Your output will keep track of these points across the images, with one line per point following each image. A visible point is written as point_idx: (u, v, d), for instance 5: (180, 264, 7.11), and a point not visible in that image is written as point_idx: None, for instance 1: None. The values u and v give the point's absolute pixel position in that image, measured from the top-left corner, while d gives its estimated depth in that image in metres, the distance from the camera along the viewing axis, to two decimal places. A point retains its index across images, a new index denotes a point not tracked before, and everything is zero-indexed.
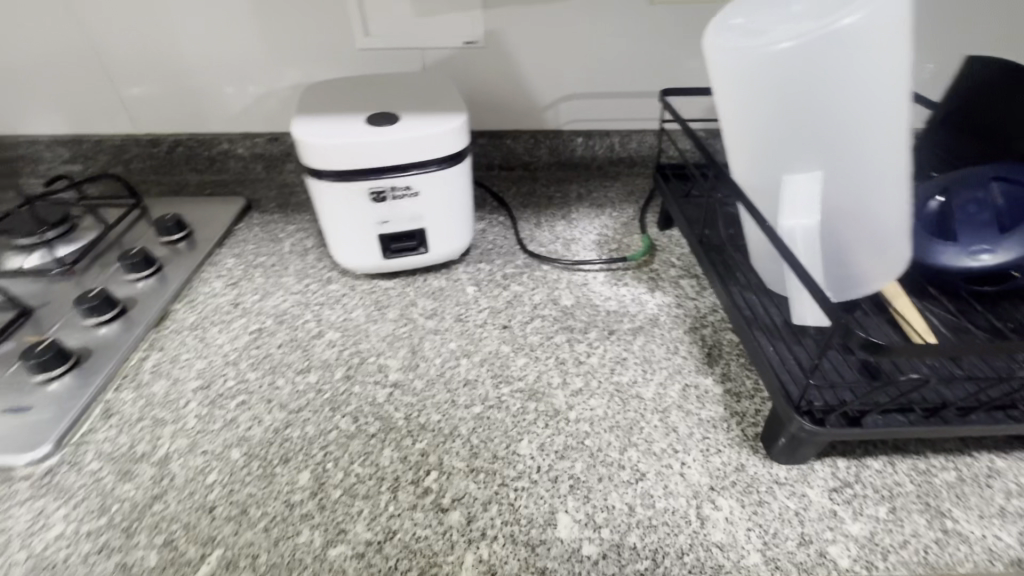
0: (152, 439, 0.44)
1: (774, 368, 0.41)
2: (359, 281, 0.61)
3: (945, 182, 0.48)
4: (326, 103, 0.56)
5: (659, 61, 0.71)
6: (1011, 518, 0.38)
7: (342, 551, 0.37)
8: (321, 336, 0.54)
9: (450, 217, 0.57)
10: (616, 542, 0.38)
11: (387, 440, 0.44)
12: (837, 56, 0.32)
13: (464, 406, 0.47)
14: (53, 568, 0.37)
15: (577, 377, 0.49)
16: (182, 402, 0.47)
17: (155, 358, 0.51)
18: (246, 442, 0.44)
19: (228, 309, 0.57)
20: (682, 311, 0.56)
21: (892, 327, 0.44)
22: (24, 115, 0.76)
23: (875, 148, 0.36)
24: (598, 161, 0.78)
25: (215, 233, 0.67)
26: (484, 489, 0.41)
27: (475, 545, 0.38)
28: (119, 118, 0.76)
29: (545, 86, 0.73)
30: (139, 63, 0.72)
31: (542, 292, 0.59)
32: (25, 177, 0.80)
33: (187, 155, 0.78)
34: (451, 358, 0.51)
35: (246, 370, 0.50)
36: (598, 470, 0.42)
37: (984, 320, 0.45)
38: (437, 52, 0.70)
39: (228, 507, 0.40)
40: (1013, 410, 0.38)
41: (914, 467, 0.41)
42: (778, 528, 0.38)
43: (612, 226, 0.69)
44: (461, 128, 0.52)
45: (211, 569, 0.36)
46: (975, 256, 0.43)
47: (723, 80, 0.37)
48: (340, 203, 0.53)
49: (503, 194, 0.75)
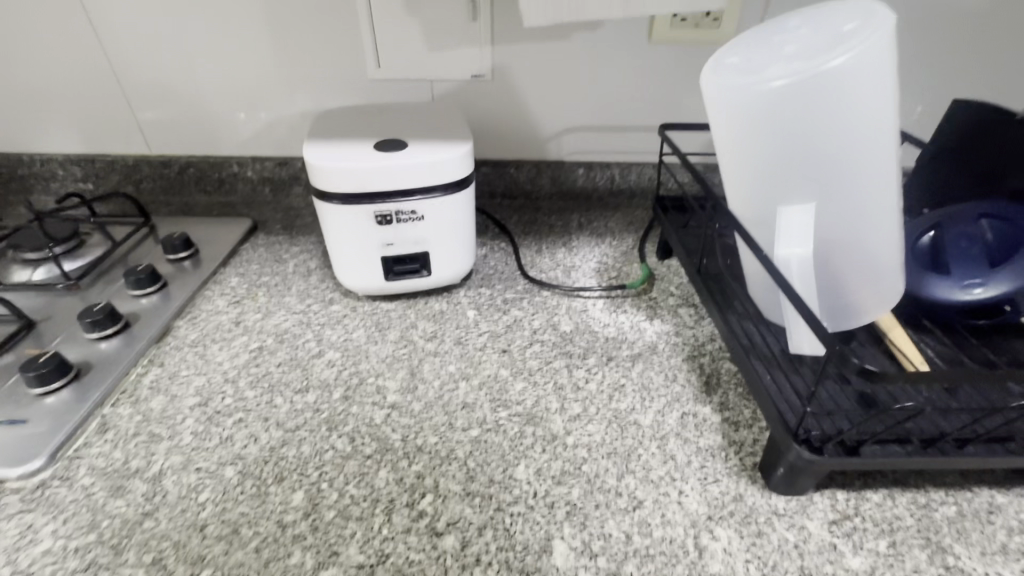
0: (146, 455, 0.44)
1: (772, 396, 0.41)
2: (361, 302, 0.61)
3: (936, 216, 0.49)
4: (337, 129, 0.57)
5: (658, 97, 0.73)
6: (1014, 556, 0.38)
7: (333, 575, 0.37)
8: (321, 356, 0.54)
9: (453, 241, 0.58)
10: (612, 571, 0.37)
11: (383, 462, 0.44)
12: (829, 93, 0.34)
13: (462, 429, 0.47)
14: None
15: (576, 402, 0.49)
16: (178, 418, 0.47)
17: (153, 374, 0.51)
18: (241, 460, 0.44)
19: (229, 327, 0.57)
20: (680, 339, 0.56)
21: (888, 357, 0.44)
22: (40, 136, 0.78)
23: (867, 181, 0.37)
24: (599, 191, 0.80)
25: (221, 252, 0.69)
26: (480, 513, 0.40)
27: (469, 571, 0.37)
28: (132, 140, 0.79)
29: (549, 118, 0.76)
30: (156, 89, 0.75)
31: (542, 317, 0.60)
32: (38, 194, 0.82)
33: (197, 176, 0.80)
34: (450, 381, 0.52)
35: (244, 388, 0.50)
36: (595, 497, 0.41)
37: (980, 353, 0.46)
38: (446, 84, 0.73)
39: (220, 527, 0.39)
40: (1011, 443, 0.38)
41: (914, 500, 0.41)
42: (777, 560, 0.38)
43: (611, 254, 0.70)
44: (466, 156, 0.54)
45: None
46: (967, 290, 0.44)
47: (720, 115, 0.38)
48: (346, 225, 0.54)
49: (505, 221, 0.77)
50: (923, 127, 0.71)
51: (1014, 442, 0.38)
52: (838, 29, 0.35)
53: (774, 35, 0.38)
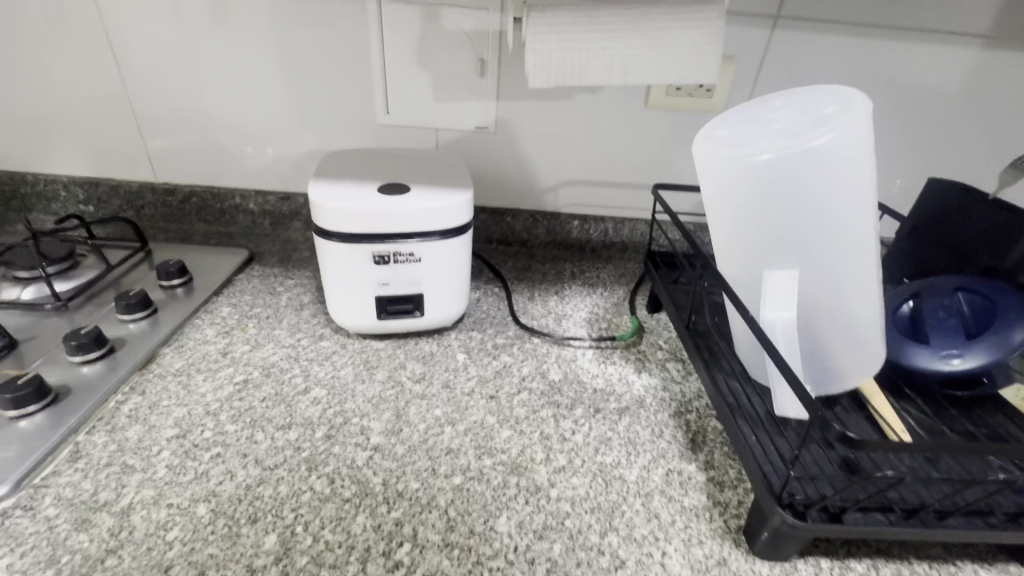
0: (116, 487, 0.42)
1: (756, 458, 0.41)
2: (352, 340, 0.61)
3: (914, 287, 0.51)
4: (343, 170, 0.59)
5: (652, 159, 0.77)
6: None
7: None
8: (307, 393, 0.53)
9: (448, 285, 0.59)
10: None
11: (361, 506, 0.43)
12: (813, 169, 0.36)
13: (445, 475, 0.46)
14: None
15: (561, 454, 0.49)
16: (155, 449, 0.46)
17: (134, 402, 0.50)
18: (215, 497, 0.42)
19: (216, 358, 0.57)
20: (667, 394, 0.57)
21: (872, 424, 0.45)
22: (48, 157, 0.80)
23: (851, 251, 0.38)
24: (593, 243, 0.83)
25: (215, 281, 0.69)
26: (457, 566, 0.39)
27: None
28: (140, 166, 0.80)
29: (548, 171, 0.79)
30: (169, 117, 0.77)
31: (531, 365, 0.60)
32: (38, 214, 0.82)
33: (199, 206, 0.81)
34: (436, 426, 0.51)
35: (225, 422, 0.49)
36: (577, 554, 0.41)
37: (960, 422, 0.46)
38: (451, 133, 0.76)
39: (185, 568, 0.37)
40: (991, 517, 0.38)
41: (898, 572, 0.40)
42: None
43: (602, 305, 0.71)
44: (466, 204, 0.56)
45: None
46: (946, 361, 0.45)
47: (711, 182, 0.41)
48: (343, 263, 0.55)
49: (500, 267, 0.78)
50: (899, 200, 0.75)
51: (994, 515, 0.38)
52: (822, 109, 0.37)
53: (763, 110, 0.41)
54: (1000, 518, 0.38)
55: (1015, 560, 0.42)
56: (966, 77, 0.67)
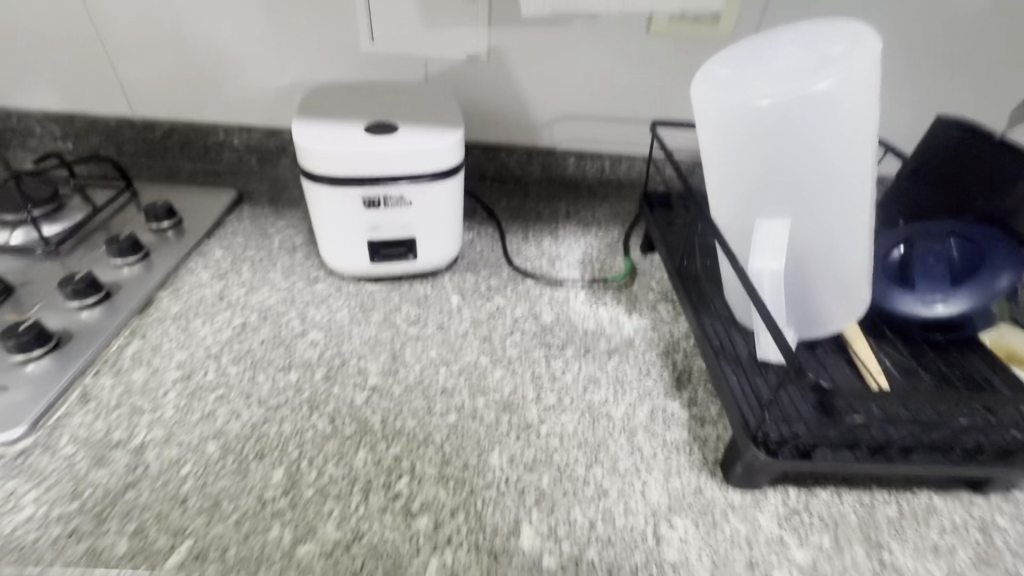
0: (128, 426, 0.45)
1: (735, 398, 0.43)
2: (347, 283, 0.62)
3: (907, 231, 0.51)
4: (328, 107, 0.57)
5: (652, 92, 0.74)
6: (943, 553, 0.41)
7: (310, 549, 0.38)
8: (305, 335, 0.55)
9: (441, 228, 0.58)
10: (575, 554, 0.39)
11: (362, 442, 0.45)
12: (812, 117, 0.35)
13: (440, 414, 0.48)
14: (22, 550, 0.37)
15: (551, 393, 0.51)
16: (161, 391, 0.48)
17: (136, 346, 0.52)
18: (223, 435, 0.45)
19: (213, 302, 0.58)
20: (656, 334, 0.58)
21: (851, 366, 0.47)
22: (17, 89, 0.75)
23: (844, 199, 0.38)
24: (588, 181, 0.81)
25: (205, 223, 0.68)
26: (453, 496, 0.42)
27: (440, 550, 0.39)
28: (115, 99, 0.76)
29: (544, 105, 0.76)
30: (139, 44, 0.72)
31: (524, 307, 0.61)
32: (14, 151, 0.79)
33: (181, 142, 0.79)
34: (431, 367, 0.53)
35: (227, 364, 0.51)
36: (564, 484, 0.44)
37: (934, 363, 0.48)
38: (441, 63, 0.72)
39: (201, 500, 0.40)
40: (950, 452, 0.41)
41: (859, 499, 0.44)
42: (727, 550, 0.40)
43: (596, 246, 0.71)
44: (457, 144, 0.54)
45: (179, 559, 0.37)
46: (928, 306, 0.47)
47: (709, 128, 0.39)
48: (333, 207, 0.54)
49: (494, 206, 0.77)
50: (902, 138, 0.72)
51: (954, 451, 0.41)
52: (828, 48, 0.35)
53: (766, 46, 0.38)
54: (958, 453, 0.41)
55: (968, 487, 0.46)
56: (992, 4, 0.62)
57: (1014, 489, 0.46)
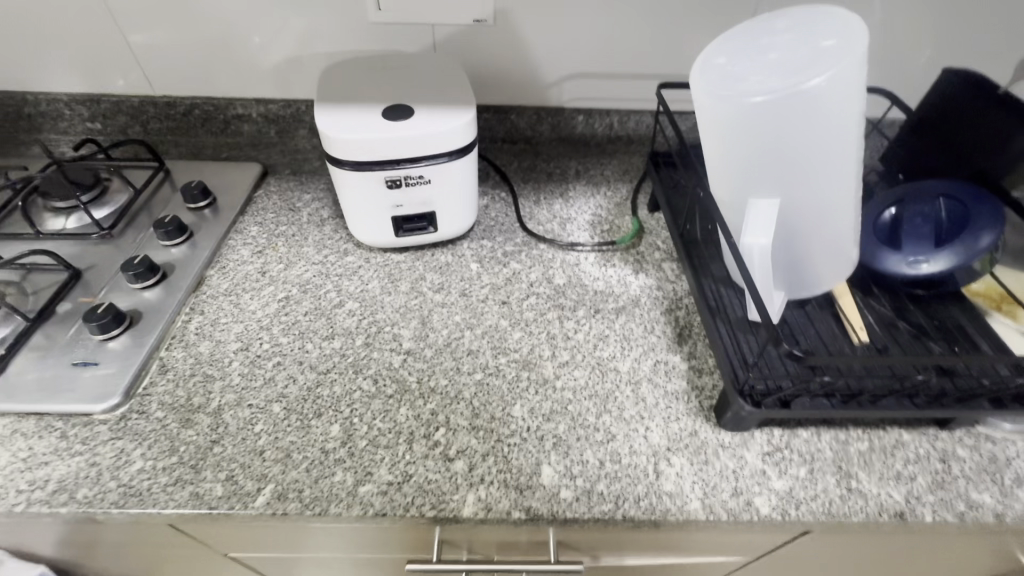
0: (205, 392, 0.52)
1: (728, 356, 0.49)
2: (374, 254, 0.67)
3: (900, 193, 0.54)
4: (345, 90, 0.59)
5: (658, 46, 0.74)
6: (904, 480, 0.48)
7: (370, 489, 0.46)
8: (342, 306, 0.61)
9: (458, 202, 0.63)
10: (587, 488, 0.47)
11: (403, 400, 0.53)
12: (804, 111, 0.37)
13: (468, 372, 0.55)
14: (140, 495, 0.46)
15: (565, 351, 0.57)
16: (226, 360, 0.55)
17: (197, 321, 0.59)
18: (284, 398, 0.52)
19: (257, 278, 0.64)
20: (661, 293, 0.63)
21: (836, 321, 0.52)
22: (41, 73, 0.78)
23: (829, 180, 0.42)
24: (597, 138, 0.83)
25: (237, 200, 0.73)
26: (484, 443, 0.50)
27: (475, 487, 0.47)
28: (135, 78, 0.79)
29: (552, 64, 0.76)
30: (152, 23, 0.73)
31: (538, 270, 0.66)
32: (47, 133, 0.83)
33: (203, 118, 0.82)
34: (456, 330, 0.59)
35: (278, 334, 0.58)
36: (578, 431, 0.51)
37: (915, 317, 0.53)
38: (447, 28, 0.72)
39: (275, 451, 0.48)
40: (917, 397, 0.47)
41: (836, 437, 0.51)
42: (717, 482, 0.48)
43: (605, 206, 0.75)
44: (469, 124, 0.57)
45: (266, 499, 0.45)
46: (913, 265, 0.50)
47: (707, 119, 0.41)
48: (358, 188, 0.59)
49: (506, 169, 0.80)
50: (907, 90, 0.73)
51: (921, 396, 0.47)
52: (821, 41, 0.38)
53: (763, 35, 0.40)
54: (925, 398, 0.47)
55: (935, 424, 0.52)
56: None
57: (977, 425, 0.52)
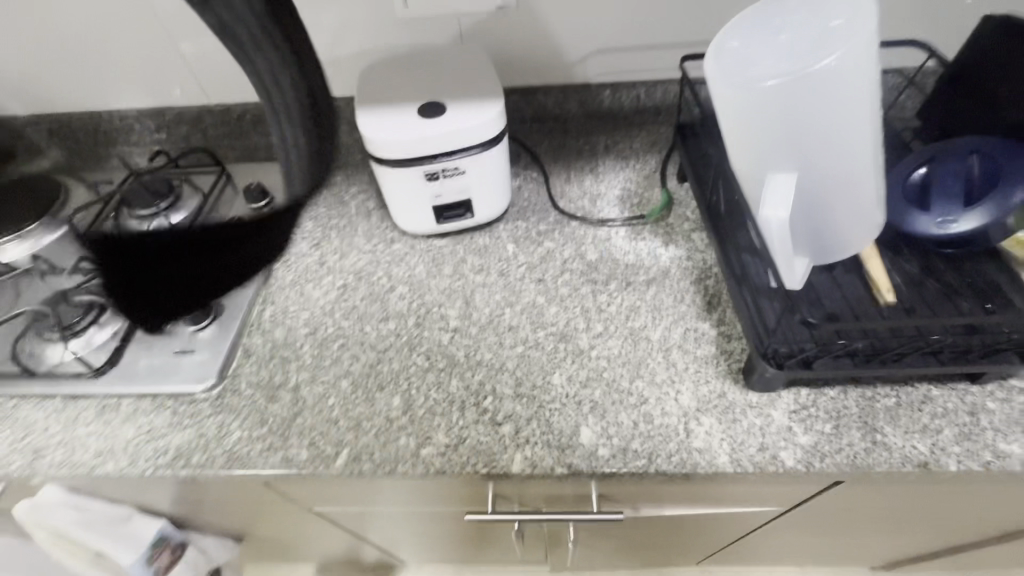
0: (284, 371, 0.60)
1: (752, 323, 0.52)
2: (418, 240, 0.72)
3: (928, 152, 0.54)
4: (382, 91, 0.64)
5: (681, 13, 0.74)
6: (930, 433, 0.50)
7: (430, 450, 0.53)
8: (393, 290, 0.67)
9: (492, 188, 0.67)
10: (623, 446, 0.52)
11: (453, 373, 0.59)
12: (818, 89, 0.40)
13: (510, 346, 0.60)
14: (242, 458, 0.54)
15: (599, 323, 0.62)
16: (298, 344, 0.63)
17: (270, 310, 0.67)
18: (351, 374, 0.59)
19: (316, 269, 0.71)
20: (690, 264, 0.66)
21: (863, 284, 0.54)
22: (112, 93, 0.86)
23: (848, 152, 0.43)
24: (625, 110, 0.83)
25: (292, 197, 0.80)
26: (527, 409, 0.55)
27: (522, 447, 0.53)
28: (191, 90, 0.86)
29: (576, 42, 0.78)
30: (202, 38, 0.79)
31: (571, 248, 0.70)
32: (122, 146, 0.92)
33: (254, 121, 0.88)
34: (497, 308, 0.64)
35: (340, 319, 0.65)
36: (613, 395, 0.55)
37: (947, 276, 0.53)
38: (472, 17, 0.75)
39: (347, 420, 0.56)
40: (942, 354, 0.49)
41: (862, 394, 0.53)
42: (744, 438, 0.51)
43: (634, 180, 0.77)
44: (498, 116, 0.61)
45: (344, 460, 0.53)
46: (943, 226, 0.51)
47: (724, 102, 0.43)
48: (401, 183, 0.64)
49: (537, 149, 0.83)
50: (946, 38, 0.71)
51: (946, 353, 0.49)
52: (828, 23, 0.40)
53: (775, 20, 0.43)
54: (950, 354, 0.49)
55: (966, 379, 0.53)
56: None
57: (1009, 378, 0.53)
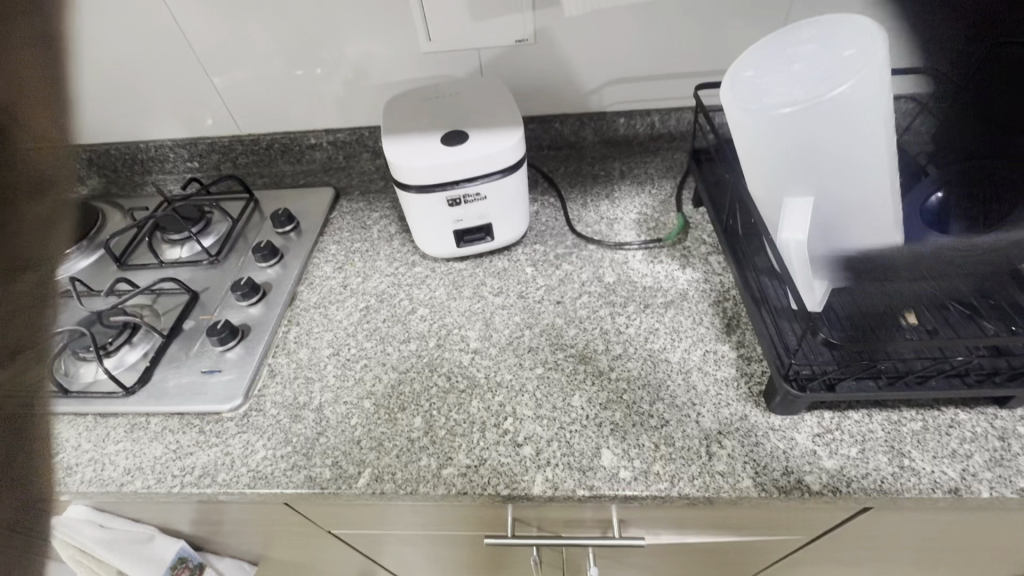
0: (308, 392, 0.62)
1: (773, 344, 0.52)
2: (439, 263, 0.74)
3: (944, 175, 0.55)
4: (406, 121, 0.67)
5: (695, 43, 0.76)
6: (959, 458, 0.49)
7: (452, 471, 0.53)
8: (415, 312, 0.69)
9: (511, 212, 0.69)
10: (644, 469, 0.52)
11: (474, 394, 0.59)
12: (831, 118, 0.41)
13: (529, 367, 0.61)
14: (267, 477, 0.55)
15: (618, 344, 0.62)
16: (322, 364, 0.64)
17: (295, 331, 0.68)
18: (373, 395, 0.60)
19: (340, 291, 0.73)
20: (708, 286, 0.67)
21: (883, 306, 0.54)
22: (150, 126, 0.91)
23: (863, 175, 0.44)
24: (639, 138, 0.87)
25: (317, 222, 0.82)
26: (548, 430, 0.55)
27: (543, 468, 0.53)
28: (225, 121, 0.90)
29: (592, 73, 0.81)
30: (238, 74, 0.84)
31: (589, 270, 0.71)
32: (157, 174, 0.97)
33: (282, 150, 0.92)
34: (517, 329, 0.65)
35: (363, 340, 0.66)
36: (633, 417, 0.55)
37: (968, 297, 0.53)
38: (492, 51, 0.78)
39: (370, 440, 0.57)
40: (968, 377, 0.48)
41: (888, 418, 0.52)
42: (767, 461, 0.51)
43: (650, 204, 0.78)
44: (516, 143, 0.63)
45: (367, 480, 0.54)
46: (963, 247, 0.51)
47: (738, 129, 0.45)
48: (423, 209, 0.66)
49: (554, 175, 0.85)
50: None
51: (971, 375, 0.48)
52: (842, 51, 0.41)
53: (789, 47, 0.44)
54: (976, 376, 0.48)
55: (994, 402, 0.52)
56: None
57: None
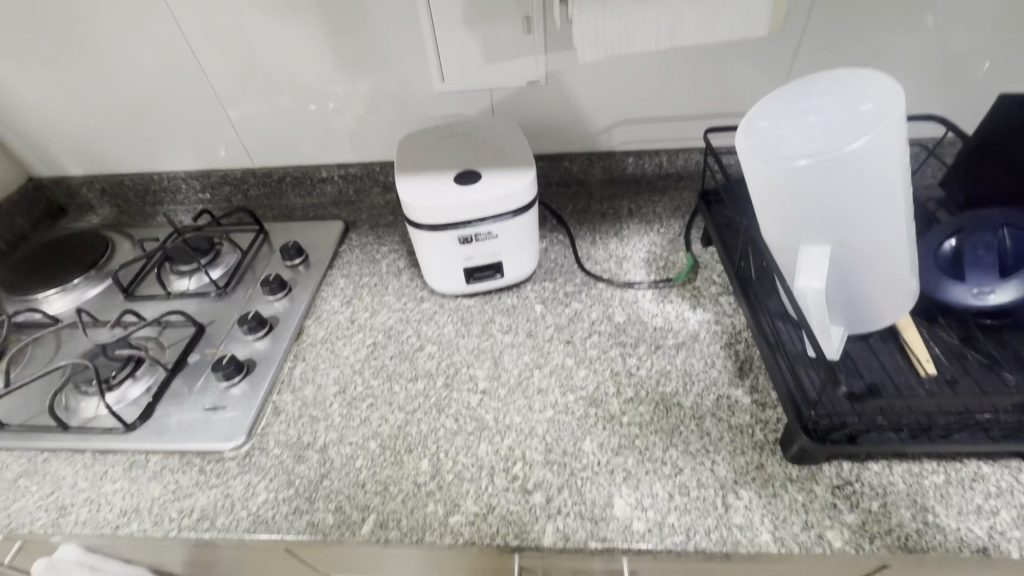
0: (312, 431, 0.60)
1: (790, 394, 0.51)
2: (447, 299, 0.74)
3: (959, 222, 0.55)
4: (420, 160, 0.67)
5: (704, 88, 0.78)
6: (985, 515, 0.48)
7: (459, 519, 0.51)
8: (422, 349, 0.68)
9: (522, 251, 0.69)
10: (658, 520, 0.50)
11: (482, 437, 0.58)
12: (846, 171, 0.41)
13: (539, 410, 0.60)
14: (267, 521, 0.53)
15: (629, 387, 0.61)
16: (327, 402, 0.63)
17: (301, 367, 0.67)
18: (379, 435, 0.59)
19: (347, 326, 0.72)
20: (719, 327, 0.66)
21: (902, 355, 0.53)
22: (164, 158, 0.93)
23: (878, 227, 0.44)
24: (648, 176, 0.88)
25: (326, 256, 0.82)
26: (558, 476, 0.54)
27: (553, 518, 0.51)
28: (239, 155, 0.91)
29: (602, 114, 0.82)
30: (254, 110, 0.86)
31: (598, 309, 0.70)
32: (169, 204, 0.98)
33: (294, 183, 0.93)
34: (526, 369, 0.64)
35: (369, 377, 0.65)
36: (646, 465, 0.54)
37: (986, 346, 0.53)
38: (503, 91, 0.80)
39: (374, 484, 0.55)
40: (992, 432, 0.47)
41: (908, 470, 0.51)
42: (786, 515, 0.49)
43: (659, 243, 0.78)
44: (529, 184, 0.64)
45: (371, 527, 0.52)
46: (979, 296, 0.51)
47: (753, 178, 0.45)
48: (435, 247, 0.66)
49: (562, 212, 0.86)
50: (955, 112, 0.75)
51: (995, 430, 0.47)
52: (858, 106, 0.42)
53: (804, 100, 0.45)
54: (1000, 430, 0.47)
55: (1018, 456, 0.51)
56: None
57: None
